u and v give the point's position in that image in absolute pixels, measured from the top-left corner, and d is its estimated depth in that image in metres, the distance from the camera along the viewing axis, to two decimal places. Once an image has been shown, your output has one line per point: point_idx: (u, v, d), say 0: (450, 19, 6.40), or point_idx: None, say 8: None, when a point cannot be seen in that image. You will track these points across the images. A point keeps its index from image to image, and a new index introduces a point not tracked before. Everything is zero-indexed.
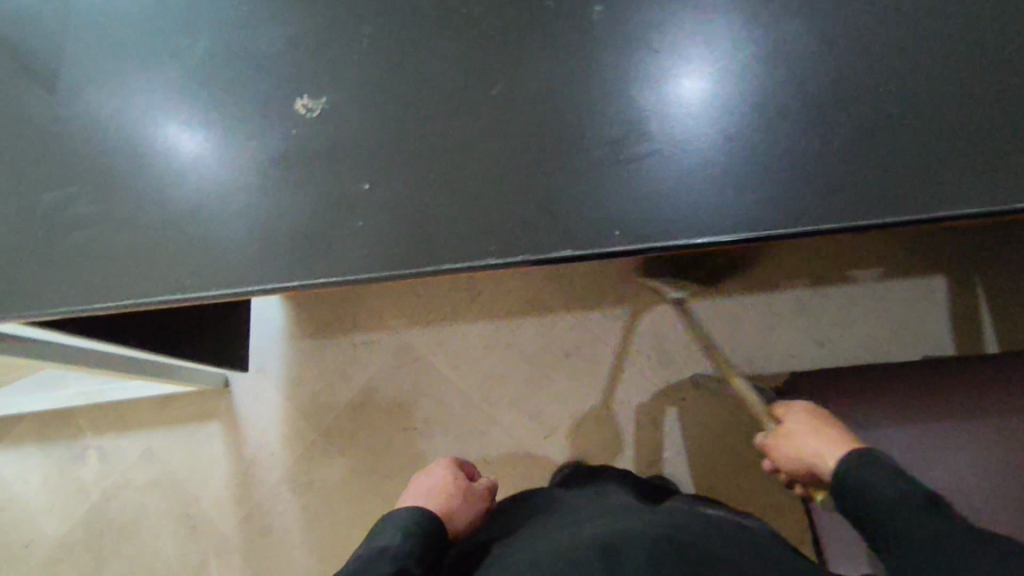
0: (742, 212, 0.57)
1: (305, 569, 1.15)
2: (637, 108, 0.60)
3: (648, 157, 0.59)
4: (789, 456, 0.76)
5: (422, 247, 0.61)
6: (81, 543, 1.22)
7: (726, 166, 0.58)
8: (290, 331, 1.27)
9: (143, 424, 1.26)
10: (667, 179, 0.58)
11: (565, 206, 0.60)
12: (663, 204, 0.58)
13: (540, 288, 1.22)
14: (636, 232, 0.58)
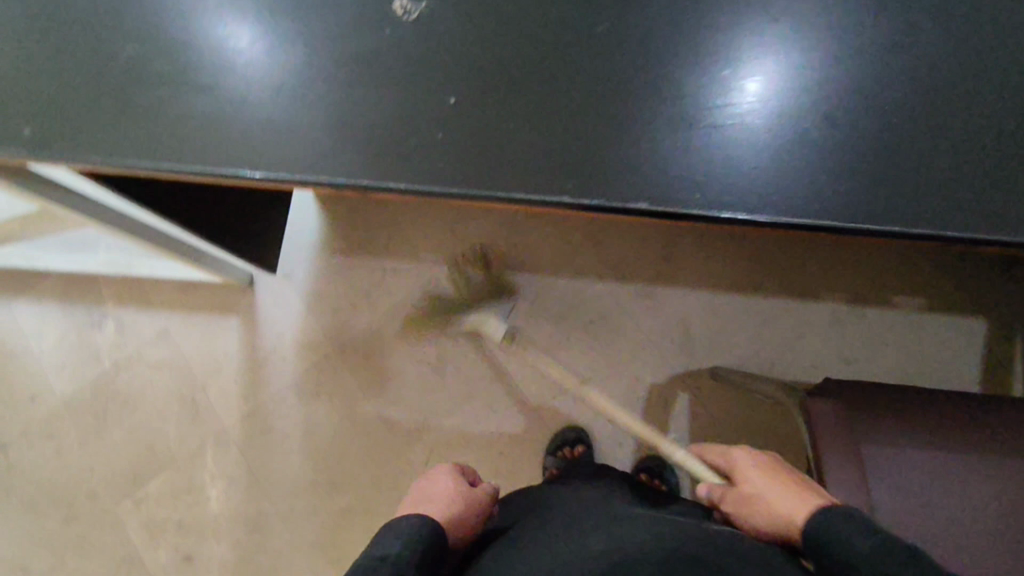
0: (822, 200, 0.55)
1: (298, 473, 1.18)
2: (721, 74, 0.57)
3: (724, 127, 0.56)
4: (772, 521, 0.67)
5: (495, 170, 0.59)
6: (86, 405, 1.24)
7: (812, 151, 0.56)
8: (322, 244, 1.27)
9: (164, 305, 1.28)
10: (740, 154, 0.56)
11: (645, 156, 0.57)
12: (740, 177, 0.56)
13: (577, 251, 1.21)
14: (707, 200, 0.56)
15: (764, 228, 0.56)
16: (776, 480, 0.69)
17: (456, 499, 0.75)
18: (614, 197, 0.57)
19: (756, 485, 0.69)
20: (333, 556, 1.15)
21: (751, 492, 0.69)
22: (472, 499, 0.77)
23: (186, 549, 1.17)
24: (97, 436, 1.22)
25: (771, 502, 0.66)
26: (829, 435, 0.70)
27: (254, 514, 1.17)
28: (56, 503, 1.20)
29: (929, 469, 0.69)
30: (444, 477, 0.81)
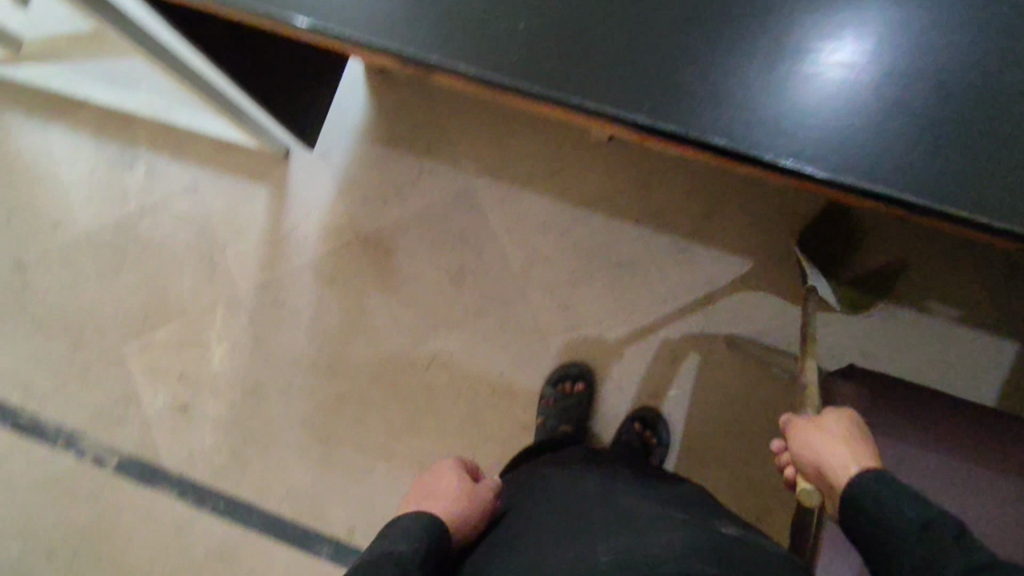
0: (900, 170, 0.51)
1: (301, 350, 1.19)
2: (809, 18, 0.52)
3: (800, 77, 0.52)
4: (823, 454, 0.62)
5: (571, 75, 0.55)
6: (107, 243, 1.25)
7: (903, 115, 0.51)
8: (365, 129, 1.24)
9: (197, 160, 1.26)
10: (813, 110, 0.52)
11: (727, 87, 0.53)
12: (816, 127, 0.52)
13: (620, 190, 1.18)
14: (775, 143, 0.52)
15: (839, 190, 0.52)
16: (861, 442, 0.62)
17: (462, 499, 0.72)
18: (685, 126, 0.53)
19: (837, 425, 0.64)
20: (321, 435, 1.16)
21: (828, 435, 0.63)
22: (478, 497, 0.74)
23: (181, 399, 1.19)
24: (113, 276, 1.23)
25: (842, 450, 0.61)
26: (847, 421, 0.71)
27: (253, 380, 1.18)
28: (64, 331, 1.22)
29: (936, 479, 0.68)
30: (449, 474, 0.78)
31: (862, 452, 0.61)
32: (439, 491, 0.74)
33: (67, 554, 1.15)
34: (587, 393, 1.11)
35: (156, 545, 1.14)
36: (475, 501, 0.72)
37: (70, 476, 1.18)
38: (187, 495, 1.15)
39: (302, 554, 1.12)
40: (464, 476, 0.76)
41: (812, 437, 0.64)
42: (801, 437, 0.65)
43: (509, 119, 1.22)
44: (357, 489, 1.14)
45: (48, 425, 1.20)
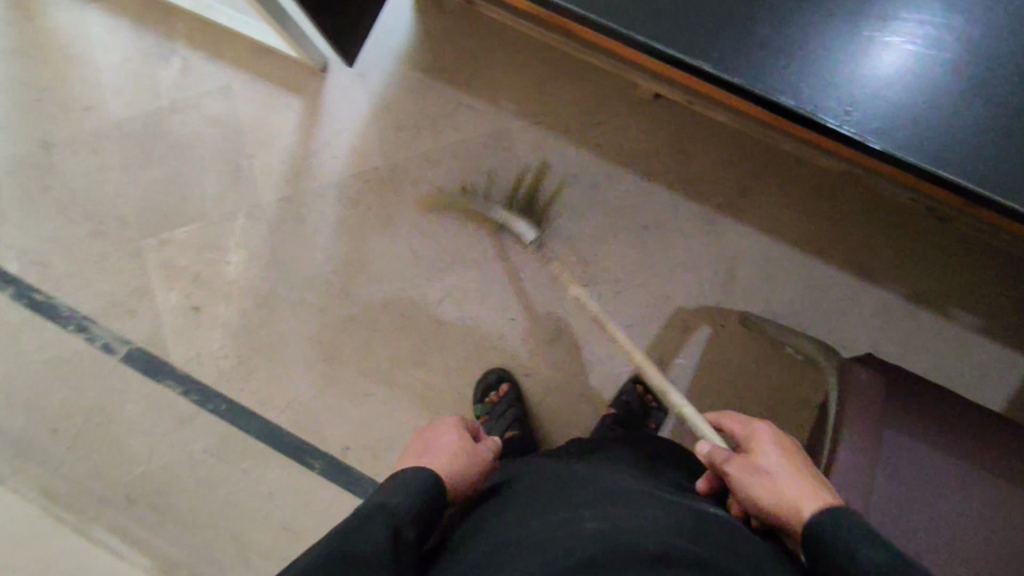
0: (949, 147, 0.53)
1: (317, 269, 1.18)
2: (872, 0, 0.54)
3: (861, 59, 0.54)
4: (763, 499, 0.59)
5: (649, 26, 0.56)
6: (135, 135, 1.23)
7: (964, 95, 0.53)
8: (407, 54, 1.21)
9: (234, 62, 1.23)
10: (870, 91, 0.54)
11: (801, 45, 0.54)
12: (875, 96, 0.54)
13: (657, 151, 1.15)
14: (835, 107, 0.54)
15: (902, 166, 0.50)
16: (794, 476, 0.59)
17: (461, 459, 0.73)
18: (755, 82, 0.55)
19: (767, 464, 0.61)
20: (326, 354, 1.17)
21: (762, 479, 0.60)
22: (477, 458, 0.75)
23: (194, 299, 1.20)
24: (138, 168, 1.23)
25: (782, 496, 0.58)
26: (862, 407, 0.66)
27: (267, 291, 1.19)
28: (86, 215, 1.22)
29: (933, 479, 0.66)
30: (451, 429, 0.78)
31: (799, 490, 0.58)
32: (441, 446, 0.75)
33: (69, 433, 1.18)
34: (514, 392, 1.11)
35: (156, 436, 1.17)
36: (472, 463, 0.73)
37: (78, 359, 1.19)
38: (191, 393, 1.18)
39: (296, 465, 1.15)
40: (466, 436, 0.77)
41: (749, 478, 0.61)
42: (739, 486, 0.62)
43: (557, 62, 1.18)
44: (356, 411, 1.15)
45: (62, 307, 1.21)
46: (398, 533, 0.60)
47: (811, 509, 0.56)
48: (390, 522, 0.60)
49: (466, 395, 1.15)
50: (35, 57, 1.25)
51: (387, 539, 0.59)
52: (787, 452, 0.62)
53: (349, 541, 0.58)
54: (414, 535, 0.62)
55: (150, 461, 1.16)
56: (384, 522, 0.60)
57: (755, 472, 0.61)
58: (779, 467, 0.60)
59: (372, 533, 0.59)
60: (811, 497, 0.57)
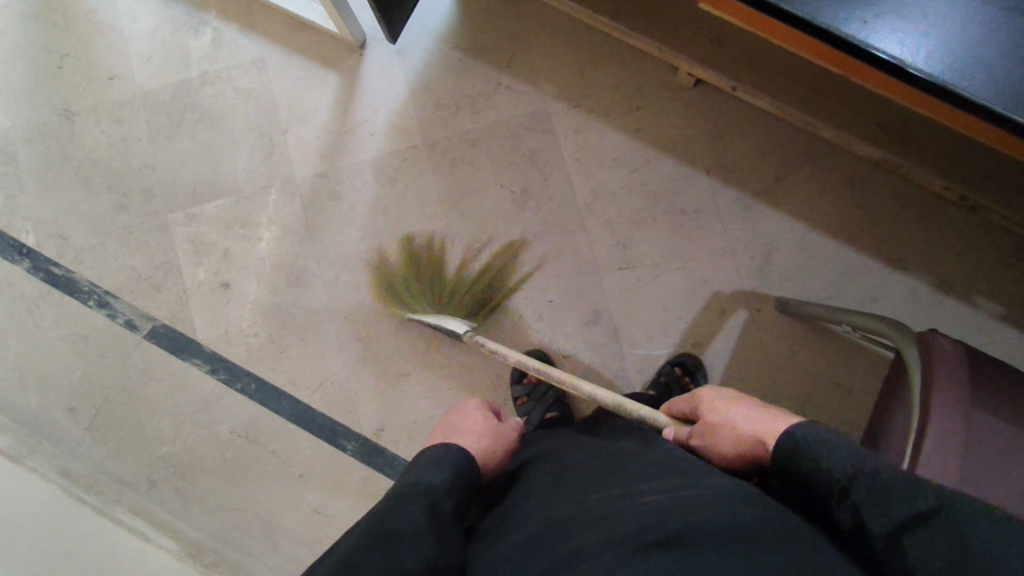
0: (992, 74, 0.53)
1: (351, 246, 1.16)
2: None
3: (902, 10, 0.54)
4: (729, 448, 0.62)
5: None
6: (163, 105, 1.20)
7: (1006, 21, 0.53)
8: (446, 34, 1.20)
9: (268, 34, 1.20)
10: (919, 41, 0.54)
11: None
12: (929, 33, 0.54)
13: (696, 137, 1.16)
14: (872, 31, 0.55)
15: (990, 111, 0.53)
16: (741, 414, 0.63)
17: (488, 435, 0.74)
18: (805, 9, 0.55)
19: (715, 417, 0.65)
20: (360, 334, 1.15)
21: (719, 432, 0.63)
22: (503, 436, 0.76)
23: (223, 276, 1.16)
24: (166, 140, 1.19)
25: (739, 432, 0.61)
26: (949, 372, 0.67)
27: (300, 268, 1.16)
28: (109, 187, 1.18)
29: (1009, 454, 0.66)
30: (472, 410, 0.79)
31: (747, 422, 0.61)
32: (463, 426, 0.75)
33: (88, 412, 1.13)
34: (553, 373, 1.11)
35: (180, 416, 1.13)
36: (500, 439, 0.74)
37: (99, 335, 1.15)
38: (218, 372, 1.14)
39: (328, 446, 1.12)
40: (489, 414, 0.78)
41: (709, 438, 0.65)
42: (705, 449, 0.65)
43: (598, 46, 1.18)
44: (391, 392, 1.13)
45: (83, 282, 1.17)
46: (436, 507, 0.58)
47: (763, 430, 0.59)
48: (424, 496, 0.58)
49: (502, 377, 1.14)
50: (60, 24, 1.22)
51: (428, 512, 0.56)
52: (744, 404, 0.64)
53: (390, 519, 0.55)
54: (450, 506, 0.59)
55: (174, 442, 1.13)
56: (421, 499, 0.57)
57: (711, 430, 0.64)
58: (722, 413, 0.64)
59: (410, 506, 0.56)
60: (759, 424, 0.60)
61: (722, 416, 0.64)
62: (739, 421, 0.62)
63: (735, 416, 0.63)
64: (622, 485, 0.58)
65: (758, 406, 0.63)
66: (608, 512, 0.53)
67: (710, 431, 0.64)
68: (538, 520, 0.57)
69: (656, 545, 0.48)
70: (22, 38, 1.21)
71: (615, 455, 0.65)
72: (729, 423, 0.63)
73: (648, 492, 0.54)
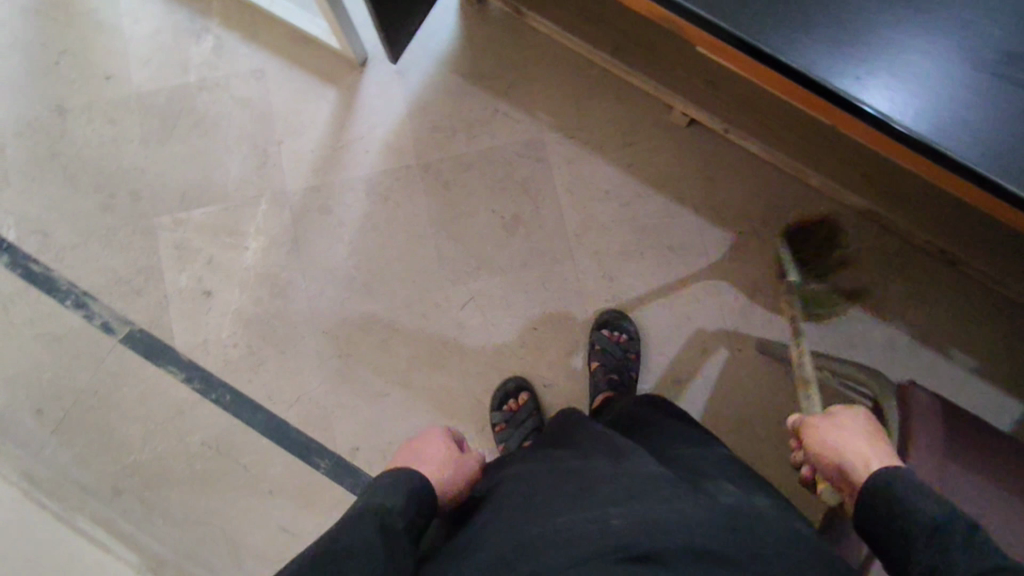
0: (982, 140, 0.53)
1: (338, 262, 1.16)
2: (889, 18, 0.55)
3: (894, 71, 0.55)
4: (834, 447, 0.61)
5: (749, 16, 0.56)
6: (158, 108, 1.19)
7: (993, 88, 0.54)
8: (447, 58, 1.21)
9: (271, 46, 1.21)
10: (911, 102, 0.55)
11: (860, 32, 0.55)
12: (920, 96, 0.55)
13: (687, 175, 1.17)
14: (864, 88, 0.55)
15: (980, 176, 0.53)
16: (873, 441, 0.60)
17: (447, 465, 0.72)
18: (798, 60, 0.55)
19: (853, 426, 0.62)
20: (341, 350, 1.13)
21: (843, 434, 0.61)
22: (463, 470, 0.74)
23: (206, 284, 1.15)
24: (157, 144, 1.18)
25: (858, 448, 0.59)
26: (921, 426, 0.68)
27: (284, 281, 1.15)
28: (96, 187, 1.17)
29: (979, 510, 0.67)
30: (435, 440, 0.77)
31: (877, 450, 0.59)
32: (423, 459, 0.73)
33: (56, 415, 1.11)
34: (533, 402, 1.10)
35: (151, 424, 1.11)
36: (458, 474, 0.72)
37: (74, 336, 1.13)
38: (194, 381, 1.12)
39: (301, 464, 1.10)
40: (451, 443, 0.76)
41: (828, 430, 0.63)
42: (816, 435, 0.64)
43: (597, 80, 1.19)
44: (368, 411, 1.12)
45: (61, 281, 1.15)
46: (390, 527, 0.56)
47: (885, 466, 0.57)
48: (375, 515, 0.56)
49: (482, 402, 1.13)
50: (60, 21, 1.21)
51: (381, 533, 0.55)
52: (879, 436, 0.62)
53: (342, 543, 0.53)
54: (406, 526, 0.58)
55: (143, 450, 1.10)
56: (374, 519, 0.56)
57: (838, 428, 0.62)
58: (861, 430, 0.62)
59: (363, 527, 0.54)
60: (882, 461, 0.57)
61: (814, 427, 0.65)
62: (829, 430, 0.63)
63: (825, 425, 0.64)
64: (588, 506, 0.57)
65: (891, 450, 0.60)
66: (576, 540, 0.53)
67: (835, 427, 0.63)
68: (507, 537, 0.57)
69: (621, 562, 0.50)
70: (20, 33, 1.21)
71: (578, 474, 0.64)
72: (857, 437, 0.60)
73: (615, 513, 0.54)
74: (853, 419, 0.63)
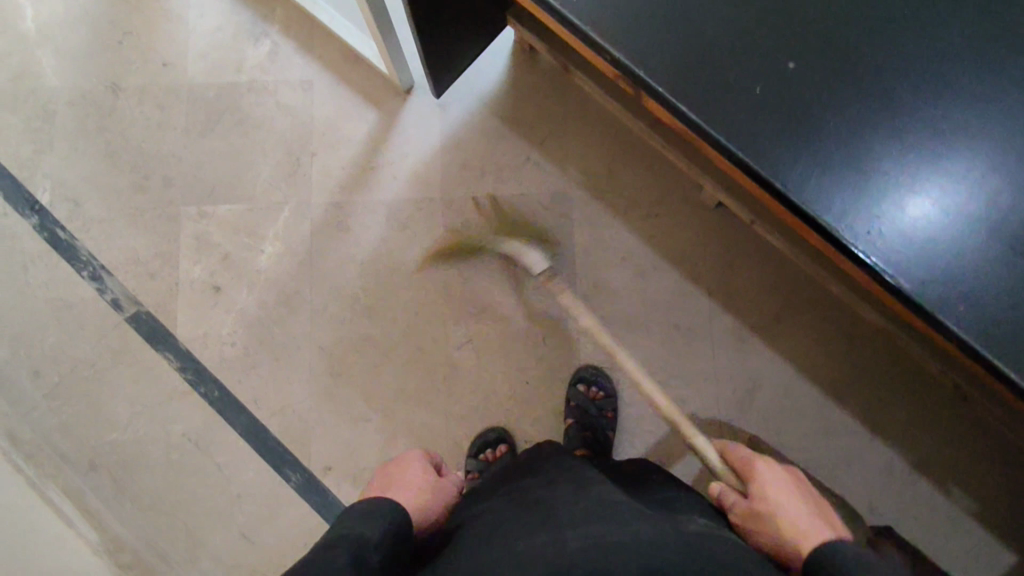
0: (996, 319, 0.49)
1: (346, 281, 1.17)
2: (915, 169, 0.50)
3: (914, 227, 0.50)
4: (762, 529, 0.64)
5: (766, 144, 0.52)
6: (205, 102, 1.23)
7: (1019, 266, 0.49)
8: (491, 100, 1.21)
9: (324, 60, 1.23)
10: (928, 264, 0.49)
11: (880, 179, 0.50)
12: (938, 258, 0.49)
13: (707, 257, 1.16)
14: (877, 241, 0.50)
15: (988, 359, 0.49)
16: (790, 510, 0.64)
17: (427, 492, 0.69)
18: (808, 200, 0.51)
19: (767, 499, 0.66)
20: (333, 369, 1.14)
21: (764, 514, 0.65)
22: (441, 493, 0.72)
23: (216, 279, 1.17)
24: (199, 136, 1.21)
25: (786, 525, 0.62)
26: None
27: (292, 290, 1.17)
28: (133, 167, 1.20)
29: None
30: (414, 461, 0.75)
31: (798, 520, 0.62)
32: (403, 481, 0.71)
33: (51, 379, 1.14)
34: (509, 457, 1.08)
35: (138, 406, 1.13)
36: (438, 497, 0.71)
37: (83, 306, 1.16)
38: (186, 371, 1.14)
39: (273, 473, 1.11)
40: (429, 468, 0.73)
41: (751, 513, 0.67)
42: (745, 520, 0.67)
43: (633, 147, 1.19)
44: (347, 433, 1.12)
45: (82, 250, 1.18)
46: (362, 564, 0.55)
47: (811, 535, 0.60)
48: (348, 551, 0.55)
49: (460, 446, 1.12)
50: (132, 3, 1.26)
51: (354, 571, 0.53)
52: (800, 500, 0.65)
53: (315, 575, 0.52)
54: (379, 564, 0.56)
55: (125, 430, 1.12)
56: (346, 555, 0.54)
57: (758, 507, 0.66)
58: (772, 497, 0.66)
59: (334, 564, 0.53)
60: (807, 530, 0.61)
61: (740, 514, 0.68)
62: (754, 510, 0.66)
63: (749, 509, 0.67)
64: None
65: (813, 511, 0.64)
66: None
67: (754, 507, 0.66)
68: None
69: None
70: (92, 8, 1.26)
71: (537, 505, 0.66)
72: (776, 512, 0.64)
73: (571, 532, 0.56)
74: (771, 490, 0.67)
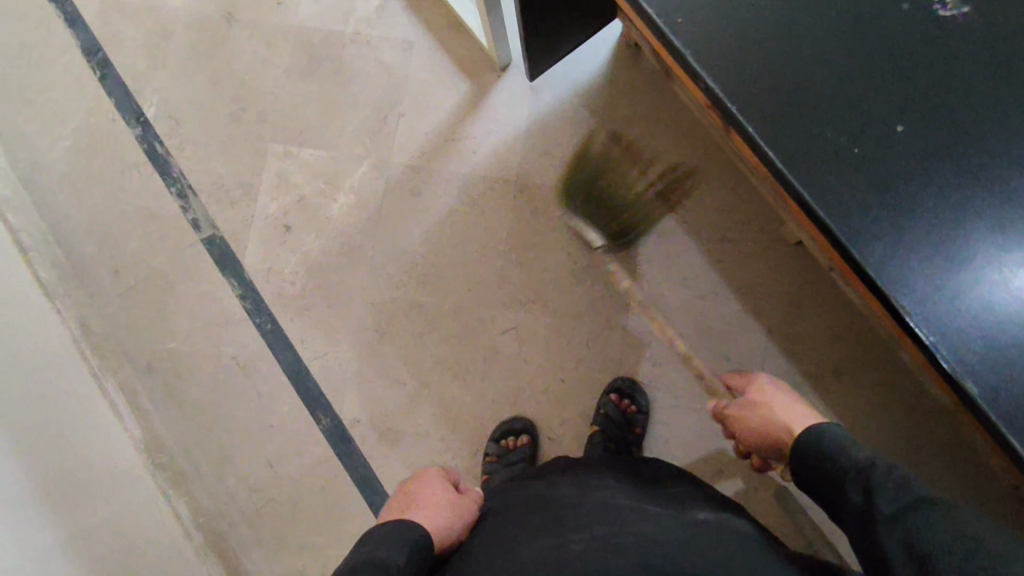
0: None
1: (408, 244, 1.19)
2: (1011, 263, 0.45)
3: (997, 324, 0.45)
4: (756, 427, 0.71)
5: (853, 207, 0.48)
6: (310, 46, 1.26)
7: None
8: (584, 91, 1.19)
9: (429, 24, 1.24)
10: (1005, 369, 0.44)
11: (967, 266, 0.46)
12: (1018, 364, 0.44)
13: (772, 293, 1.11)
14: (951, 332, 0.45)
15: None
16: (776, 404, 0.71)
17: (448, 507, 0.70)
18: (883, 274, 0.47)
19: (756, 398, 0.73)
20: (379, 326, 1.17)
21: (755, 411, 0.72)
22: (463, 505, 0.73)
23: (288, 219, 1.22)
24: (298, 78, 1.25)
25: (777, 417, 0.69)
26: None
27: (355, 243, 1.20)
28: (233, 98, 1.26)
29: None
30: (431, 479, 0.77)
31: (787, 412, 0.69)
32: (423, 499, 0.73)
33: (128, 281, 1.22)
34: (529, 448, 1.09)
35: (197, 322, 1.20)
36: (461, 511, 0.71)
37: (166, 220, 1.23)
38: (246, 299, 1.20)
39: (305, 412, 1.16)
40: (448, 487, 0.75)
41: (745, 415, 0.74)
42: (741, 421, 0.74)
43: (718, 167, 1.15)
44: (381, 390, 1.15)
45: (175, 168, 1.25)
46: None
47: (800, 421, 0.67)
48: (375, 573, 0.56)
49: (484, 426, 1.14)
50: None
51: None
52: (784, 394, 0.72)
53: None
54: None
55: (182, 342, 1.20)
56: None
57: (749, 407, 0.73)
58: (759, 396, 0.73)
59: None
60: (795, 419, 0.68)
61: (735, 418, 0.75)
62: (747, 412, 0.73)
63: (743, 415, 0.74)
64: None
65: (799, 402, 0.71)
66: None
67: (746, 409, 0.74)
68: None
69: None
70: None
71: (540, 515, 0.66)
72: (767, 407, 0.71)
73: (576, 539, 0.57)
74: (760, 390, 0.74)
